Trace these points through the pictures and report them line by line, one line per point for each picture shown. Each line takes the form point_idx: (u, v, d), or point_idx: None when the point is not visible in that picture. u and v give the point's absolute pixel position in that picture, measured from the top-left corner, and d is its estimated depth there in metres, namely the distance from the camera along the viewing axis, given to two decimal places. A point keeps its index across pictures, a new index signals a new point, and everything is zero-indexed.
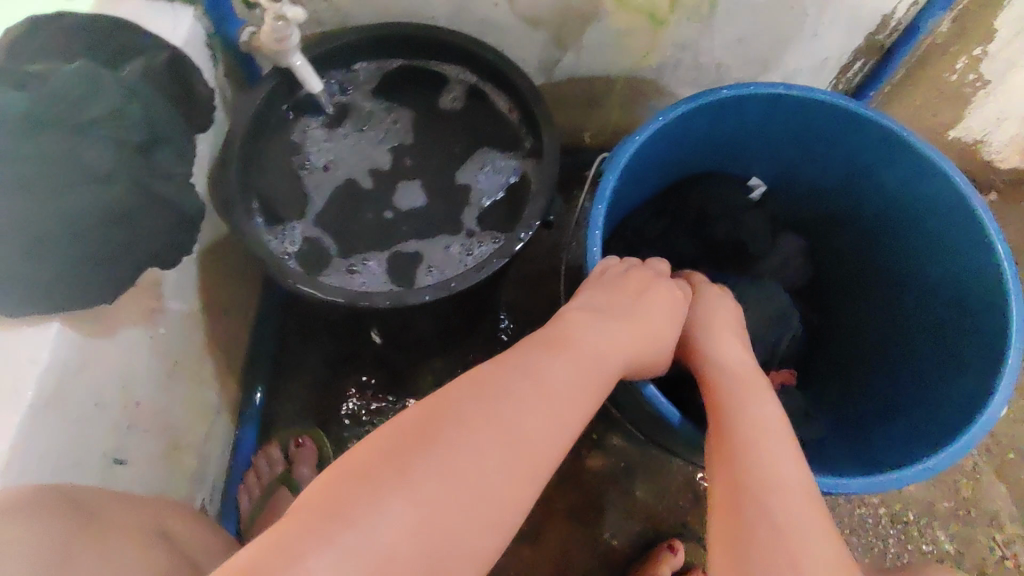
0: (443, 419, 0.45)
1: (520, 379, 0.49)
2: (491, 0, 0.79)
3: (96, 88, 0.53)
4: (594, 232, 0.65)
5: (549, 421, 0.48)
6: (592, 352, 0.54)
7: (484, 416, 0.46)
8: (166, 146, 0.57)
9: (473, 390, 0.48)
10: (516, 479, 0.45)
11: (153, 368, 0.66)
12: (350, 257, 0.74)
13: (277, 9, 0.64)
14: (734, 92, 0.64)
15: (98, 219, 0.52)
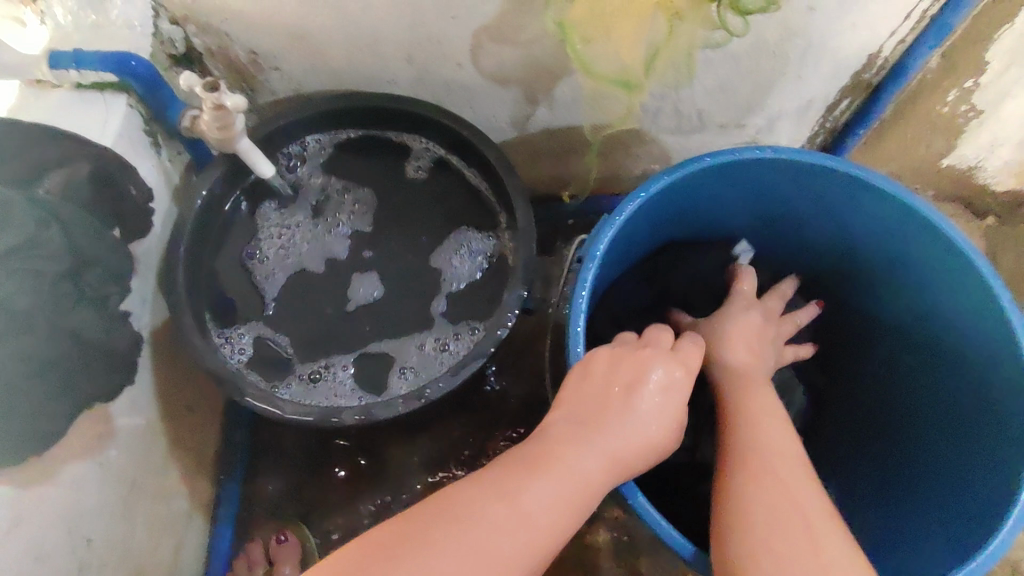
0: (409, 542, 0.42)
1: (496, 501, 0.44)
2: (454, 61, 0.74)
3: (8, 215, 0.47)
4: (577, 329, 0.56)
5: (523, 548, 0.43)
6: (582, 462, 0.48)
7: (465, 534, 0.43)
8: (95, 267, 0.51)
9: (458, 502, 0.45)
10: None
11: (105, 496, 0.60)
12: (312, 363, 0.68)
13: (215, 98, 0.58)
14: (715, 160, 0.59)
15: (19, 364, 0.46)
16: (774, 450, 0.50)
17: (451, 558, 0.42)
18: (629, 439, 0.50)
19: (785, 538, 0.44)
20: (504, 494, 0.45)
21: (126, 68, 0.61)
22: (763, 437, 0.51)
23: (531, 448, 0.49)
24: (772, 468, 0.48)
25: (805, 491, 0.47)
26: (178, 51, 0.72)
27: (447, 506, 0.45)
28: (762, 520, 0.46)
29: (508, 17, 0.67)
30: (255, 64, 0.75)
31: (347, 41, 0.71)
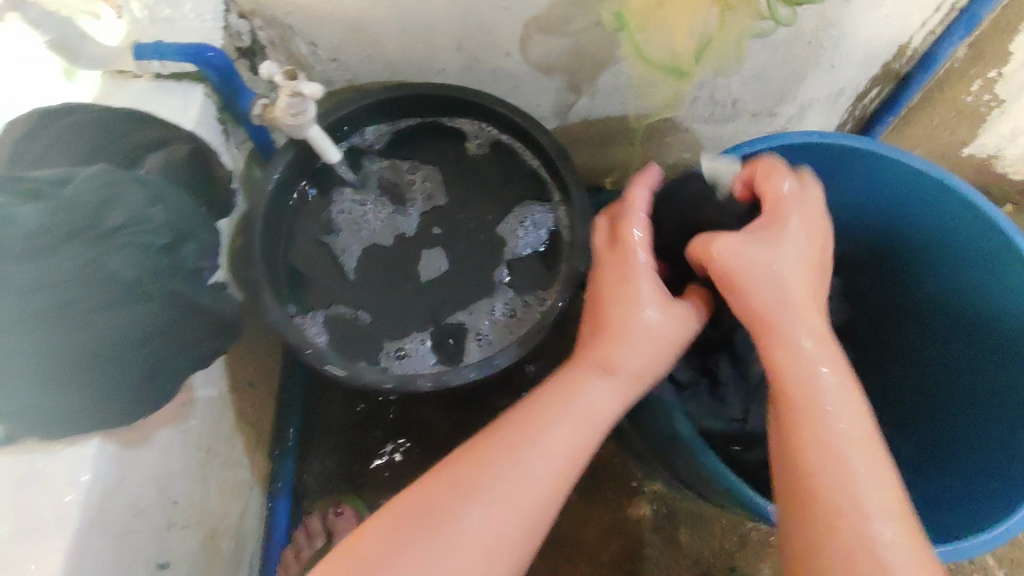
0: (441, 471, 0.48)
1: (513, 430, 0.49)
2: (503, 51, 0.78)
3: (118, 191, 0.50)
4: None
5: (539, 464, 0.47)
6: (586, 388, 0.52)
7: (486, 458, 0.47)
8: (192, 243, 0.55)
9: (487, 455, 0.47)
10: (509, 515, 0.45)
11: (188, 461, 0.64)
12: (397, 341, 0.72)
13: (294, 85, 0.62)
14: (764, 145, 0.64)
15: (133, 334, 0.49)
16: (824, 384, 0.49)
17: (492, 490, 0.45)
18: (636, 362, 0.54)
19: (838, 509, 0.44)
20: (519, 425, 0.49)
21: (201, 58, 0.64)
22: (811, 364, 0.50)
23: (548, 395, 0.52)
24: (835, 438, 0.47)
25: (863, 456, 0.46)
26: (245, 43, 0.75)
27: (477, 463, 0.47)
28: (815, 452, 0.47)
29: (559, 9, 0.70)
30: (314, 55, 0.78)
31: (404, 32, 0.75)
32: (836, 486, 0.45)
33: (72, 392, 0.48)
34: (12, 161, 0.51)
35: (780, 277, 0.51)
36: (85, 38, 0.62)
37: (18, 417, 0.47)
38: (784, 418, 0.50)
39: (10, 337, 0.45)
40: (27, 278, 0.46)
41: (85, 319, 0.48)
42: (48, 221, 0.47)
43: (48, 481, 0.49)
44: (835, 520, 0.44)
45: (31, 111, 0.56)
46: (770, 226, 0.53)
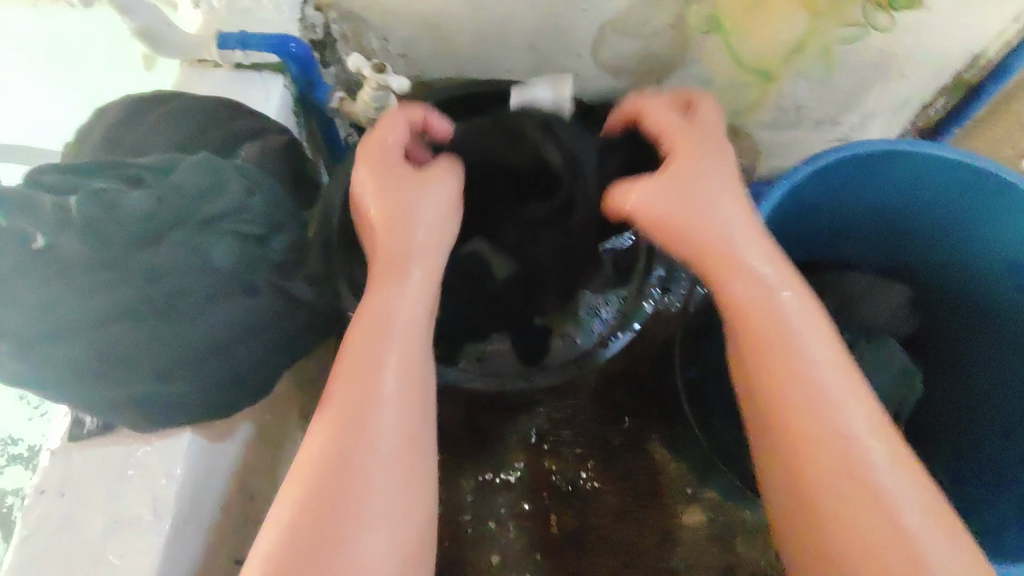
0: (329, 408, 0.43)
1: (377, 346, 0.45)
2: (574, 52, 0.77)
3: (221, 180, 0.49)
4: None
5: (414, 361, 0.45)
6: (398, 278, 0.48)
7: (361, 376, 0.44)
8: (280, 235, 0.52)
9: (347, 395, 0.43)
10: (413, 420, 0.43)
11: (263, 456, 0.62)
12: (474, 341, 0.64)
13: (382, 79, 0.61)
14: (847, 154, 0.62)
15: (235, 325, 0.48)
16: (782, 310, 0.46)
17: (386, 400, 0.43)
18: (431, 240, 0.50)
19: (829, 439, 0.42)
20: (372, 338, 0.45)
21: (284, 50, 0.64)
22: (768, 292, 0.47)
23: (377, 309, 0.46)
24: (797, 359, 0.45)
25: (832, 372, 0.44)
26: (317, 36, 0.74)
27: (340, 406, 0.43)
28: (791, 417, 0.44)
29: (638, 10, 0.69)
30: (384, 50, 0.78)
31: (478, 29, 0.74)
32: (831, 452, 0.42)
33: (186, 385, 0.47)
34: (113, 148, 0.52)
35: (734, 208, 0.49)
36: (172, 26, 0.61)
37: (129, 410, 0.46)
38: (760, 385, 0.46)
39: (118, 329, 0.44)
40: (125, 268, 0.44)
41: (190, 312, 0.46)
42: (156, 206, 0.46)
43: (145, 473, 0.49)
44: (839, 487, 0.41)
45: (124, 98, 0.56)
46: (695, 142, 0.52)
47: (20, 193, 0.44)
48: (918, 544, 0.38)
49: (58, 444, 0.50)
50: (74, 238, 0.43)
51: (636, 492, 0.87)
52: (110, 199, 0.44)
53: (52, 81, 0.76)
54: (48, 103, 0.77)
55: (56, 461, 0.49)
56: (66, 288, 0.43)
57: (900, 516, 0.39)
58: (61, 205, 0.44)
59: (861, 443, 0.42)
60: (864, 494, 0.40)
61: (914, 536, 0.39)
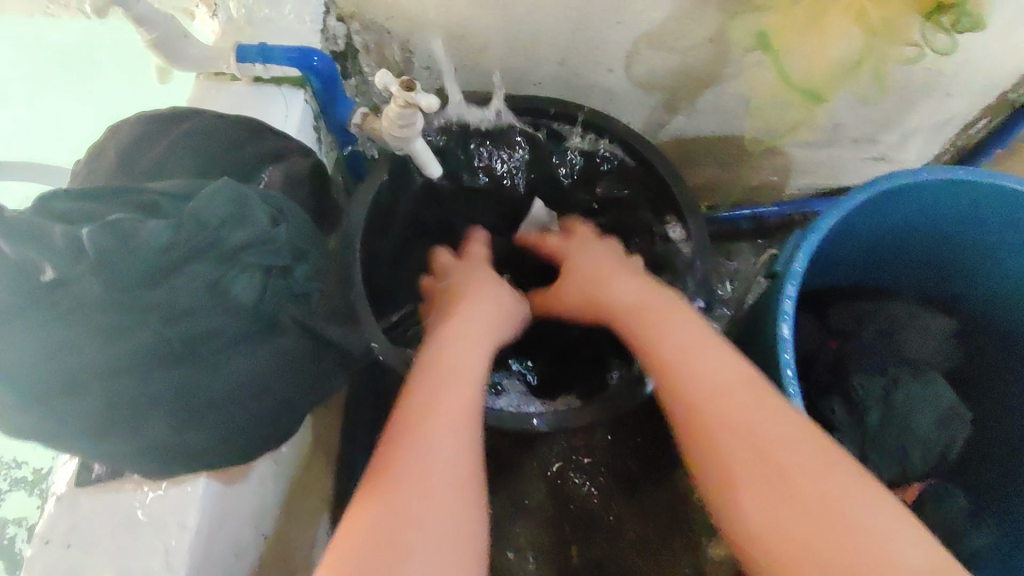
0: (380, 447, 0.44)
1: (425, 388, 0.47)
2: (605, 67, 0.73)
3: (245, 208, 0.46)
4: (784, 343, 0.55)
5: (460, 399, 0.47)
6: (441, 345, 0.53)
7: (405, 415, 0.45)
8: (303, 264, 0.49)
9: (399, 449, 0.43)
10: (458, 449, 0.44)
11: (280, 494, 0.59)
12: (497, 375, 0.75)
13: (410, 97, 0.56)
14: (895, 182, 0.58)
15: (261, 373, 0.45)
16: (697, 354, 0.49)
17: (437, 430, 0.44)
18: (479, 331, 0.56)
19: (758, 457, 0.41)
20: (417, 385, 0.48)
21: (307, 64, 0.61)
22: (687, 338, 0.51)
23: (427, 373, 0.49)
24: (716, 391, 0.45)
25: (747, 392, 0.45)
26: (338, 47, 0.71)
27: (390, 456, 0.42)
28: (738, 459, 0.42)
29: (673, 24, 0.65)
30: (407, 62, 0.74)
31: (505, 42, 0.71)
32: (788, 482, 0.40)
33: (206, 431, 0.44)
34: (127, 171, 0.49)
35: (641, 284, 0.61)
36: (189, 38, 0.58)
37: (141, 457, 0.43)
38: (699, 450, 0.44)
39: (134, 374, 0.41)
40: (136, 306, 0.41)
41: (214, 359, 0.43)
42: (174, 237, 0.42)
43: (157, 522, 0.46)
44: (802, 512, 0.38)
45: (140, 116, 0.53)
46: (582, 241, 0.73)
47: (29, 221, 0.40)
48: (892, 551, 0.35)
49: (64, 490, 0.47)
50: (85, 272, 0.40)
51: (660, 519, 0.84)
52: (126, 229, 0.41)
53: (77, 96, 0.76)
54: (72, 119, 0.77)
55: (62, 508, 0.46)
56: (75, 329, 0.40)
57: (870, 528, 0.36)
58: (72, 234, 0.40)
59: (790, 456, 0.41)
60: (804, 506, 0.38)
61: (894, 548, 0.35)
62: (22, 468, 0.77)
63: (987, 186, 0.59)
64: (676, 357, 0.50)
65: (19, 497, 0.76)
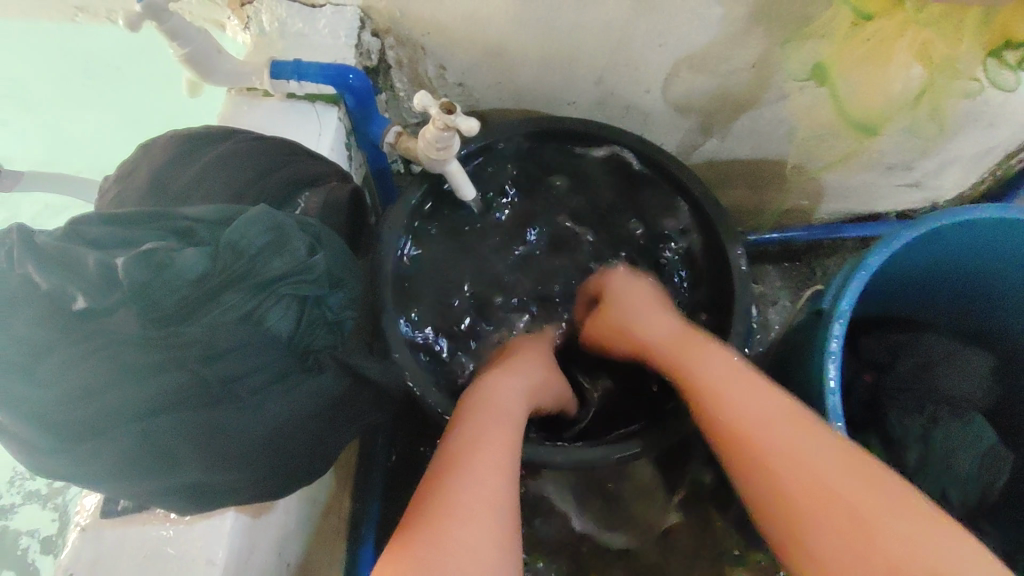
0: (419, 490, 0.46)
1: (464, 430, 0.49)
2: (642, 87, 0.71)
3: (283, 236, 0.44)
4: (831, 379, 0.54)
5: (502, 445, 0.48)
6: (484, 397, 0.54)
7: (448, 460, 0.46)
8: (338, 292, 0.48)
9: (440, 483, 0.44)
10: (488, 488, 0.44)
11: (304, 522, 0.57)
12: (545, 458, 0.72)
13: (449, 121, 0.54)
14: (931, 224, 0.56)
15: (299, 415, 0.45)
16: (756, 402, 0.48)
17: (473, 468, 0.45)
18: (521, 387, 0.56)
19: (830, 510, 0.41)
20: (459, 433, 0.49)
21: (342, 82, 0.59)
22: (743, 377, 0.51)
23: (467, 418, 0.51)
24: (774, 439, 0.46)
25: (810, 439, 0.45)
26: (371, 62, 0.69)
27: (434, 492, 0.44)
28: (781, 502, 0.44)
29: (719, 47, 0.63)
30: (440, 79, 0.73)
31: (540, 60, 0.68)
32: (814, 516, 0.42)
33: (240, 468, 0.43)
34: (159, 194, 0.48)
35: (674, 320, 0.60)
36: (222, 53, 0.56)
37: (174, 494, 0.42)
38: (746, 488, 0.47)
39: (170, 414, 0.39)
40: (170, 342, 0.39)
41: (250, 402, 0.42)
42: (210, 267, 0.40)
43: (182, 558, 0.44)
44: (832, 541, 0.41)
45: (174, 135, 0.52)
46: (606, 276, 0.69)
47: (62, 248, 0.38)
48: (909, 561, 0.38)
49: (87, 521, 0.45)
50: (118, 304, 0.38)
51: (680, 548, 0.75)
52: (161, 259, 0.39)
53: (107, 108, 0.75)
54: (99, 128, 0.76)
55: (84, 540, 0.44)
56: (110, 367, 0.38)
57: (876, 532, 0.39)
58: (105, 264, 0.38)
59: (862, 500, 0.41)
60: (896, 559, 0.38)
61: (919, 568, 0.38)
62: (35, 480, 0.76)
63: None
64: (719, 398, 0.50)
65: (31, 509, 0.74)
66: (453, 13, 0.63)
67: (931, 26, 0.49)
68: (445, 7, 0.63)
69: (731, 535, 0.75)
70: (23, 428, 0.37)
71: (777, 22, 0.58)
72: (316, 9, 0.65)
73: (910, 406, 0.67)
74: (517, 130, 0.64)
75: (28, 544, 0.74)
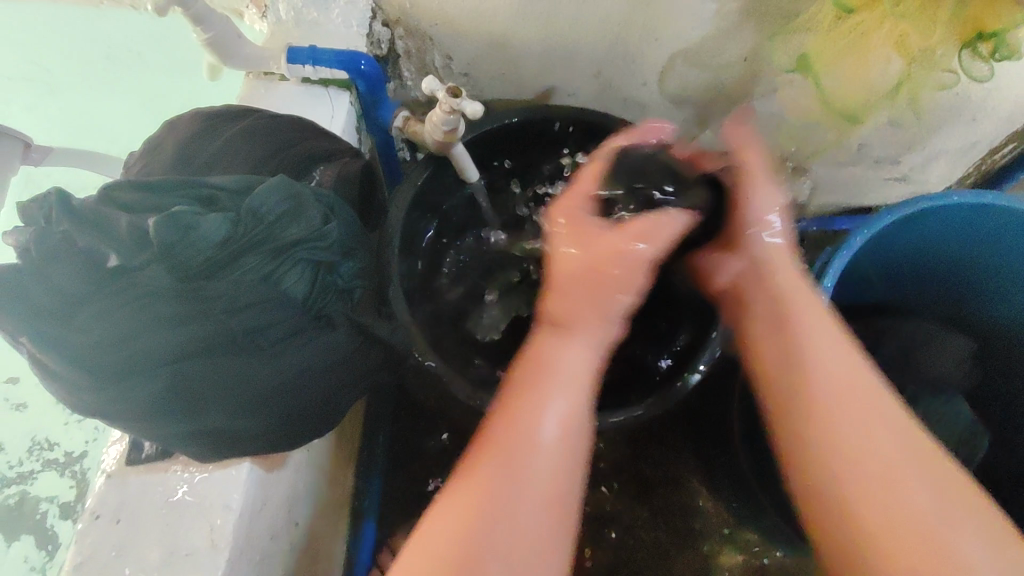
0: (474, 476, 0.39)
1: (536, 412, 0.42)
2: (639, 79, 0.74)
3: (299, 205, 0.47)
4: None
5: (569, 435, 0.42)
6: (557, 357, 0.44)
7: (512, 449, 0.40)
8: (348, 261, 0.51)
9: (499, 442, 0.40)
10: (553, 492, 0.39)
11: (312, 483, 0.60)
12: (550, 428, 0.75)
13: (455, 104, 0.58)
14: (906, 211, 0.59)
15: (315, 368, 0.48)
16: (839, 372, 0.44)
17: (540, 469, 0.40)
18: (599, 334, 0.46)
19: (884, 503, 0.38)
20: (525, 414, 0.41)
21: (354, 68, 0.62)
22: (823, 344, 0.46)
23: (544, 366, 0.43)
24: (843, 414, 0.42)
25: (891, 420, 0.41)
26: (382, 51, 0.73)
27: (491, 484, 0.39)
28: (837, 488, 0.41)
29: (712, 41, 0.66)
30: (447, 69, 0.76)
31: (542, 52, 0.72)
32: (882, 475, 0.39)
33: (259, 415, 0.46)
34: (184, 166, 0.51)
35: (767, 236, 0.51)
36: (242, 37, 0.59)
37: (197, 439, 0.45)
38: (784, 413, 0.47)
39: (195, 361, 0.43)
40: (195, 297, 0.42)
41: (269, 352, 0.45)
42: (232, 232, 0.43)
43: (200, 502, 0.47)
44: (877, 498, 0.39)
45: (196, 113, 0.55)
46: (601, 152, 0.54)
47: (96, 210, 0.41)
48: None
49: (113, 468, 0.48)
50: (148, 262, 0.41)
51: (669, 521, 0.78)
52: (187, 222, 0.41)
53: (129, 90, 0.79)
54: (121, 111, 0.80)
55: (110, 487, 0.48)
56: (141, 318, 0.41)
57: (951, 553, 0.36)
58: (136, 224, 0.41)
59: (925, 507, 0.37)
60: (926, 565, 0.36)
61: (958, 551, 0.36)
62: (54, 449, 0.78)
63: (996, 209, 0.60)
64: (794, 325, 0.48)
65: (49, 476, 0.78)
66: (460, 6, 0.67)
67: (907, 18, 0.53)
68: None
69: (721, 510, 0.78)
70: (62, 370, 0.40)
71: (768, 16, 0.61)
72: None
73: None
74: (491, 123, 0.67)
75: (46, 510, 0.76)
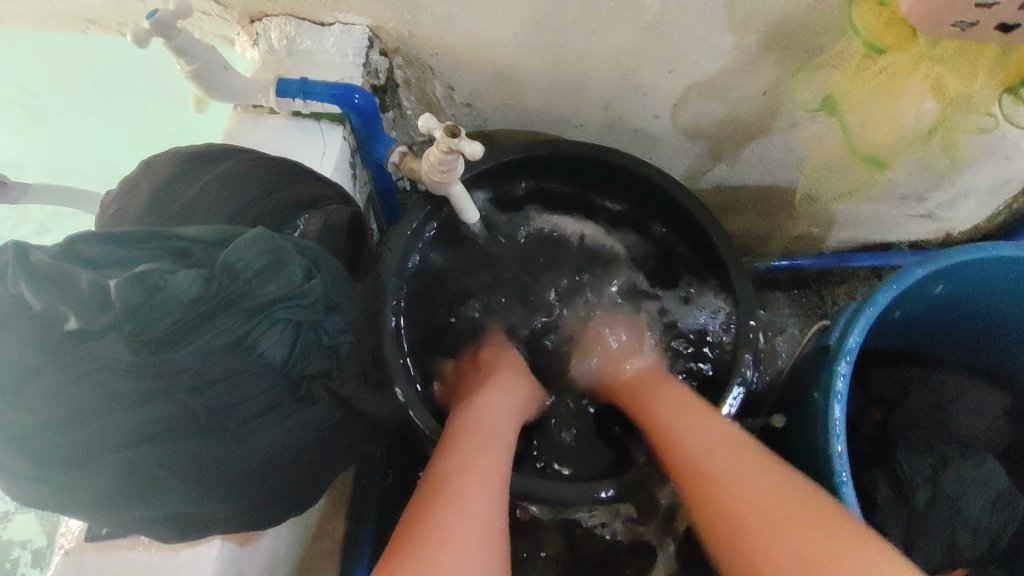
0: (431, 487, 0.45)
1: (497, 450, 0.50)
2: (651, 112, 0.70)
3: (279, 260, 0.43)
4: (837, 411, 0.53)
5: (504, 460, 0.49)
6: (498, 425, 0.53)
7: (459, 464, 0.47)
8: (333, 316, 0.47)
9: (429, 491, 0.45)
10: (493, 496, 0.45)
11: (292, 545, 0.56)
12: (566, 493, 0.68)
13: (453, 144, 0.53)
14: (935, 266, 0.55)
15: (290, 448, 0.44)
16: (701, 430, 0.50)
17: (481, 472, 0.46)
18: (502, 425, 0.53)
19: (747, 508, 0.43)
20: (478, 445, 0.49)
21: (348, 101, 0.59)
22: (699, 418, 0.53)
23: (455, 436, 0.50)
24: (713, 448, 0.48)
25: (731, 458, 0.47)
26: (379, 81, 0.69)
27: (432, 486, 0.45)
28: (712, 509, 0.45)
29: (728, 74, 0.62)
30: (448, 99, 0.73)
31: (548, 83, 0.68)
32: (804, 559, 0.38)
33: (230, 499, 0.42)
34: (160, 212, 0.48)
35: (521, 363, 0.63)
36: (228, 69, 0.55)
37: (160, 523, 0.42)
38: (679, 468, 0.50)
39: (156, 442, 0.39)
40: (160, 368, 0.39)
41: (239, 431, 0.41)
42: (205, 289, 0.40)
43: None
44: (772, 546, 0.40)
45: (176, 153, 0.51)
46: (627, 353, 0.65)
47: (57, 267, 0.37)
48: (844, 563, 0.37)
49: (72, 544, 0.45)
50: (110, 327, 0.38)
51: None
52: (155, 281, 0.38)
53: (121, 117, 0.77)
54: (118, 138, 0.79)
55: (69, 564, 0.44)
56: (96, 394, 0.37)
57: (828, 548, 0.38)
58: (99, 284, 0.38)
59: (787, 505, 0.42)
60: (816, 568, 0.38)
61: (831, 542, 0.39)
62: None
63: None
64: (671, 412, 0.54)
65: (25, 520, 0.74)
66: (461, 34, 0.63)
67: (944, 62, 0.48)
68: (452, 27, 0.62)
69: None
70: (7, 454, 0.37)
71: (789, 51, 0.57)
72: (324, 26, 0.64)
73: (919, 445, 0.66)
74: (492, 161, 0.64)
75: (19, 555, 0.73)
